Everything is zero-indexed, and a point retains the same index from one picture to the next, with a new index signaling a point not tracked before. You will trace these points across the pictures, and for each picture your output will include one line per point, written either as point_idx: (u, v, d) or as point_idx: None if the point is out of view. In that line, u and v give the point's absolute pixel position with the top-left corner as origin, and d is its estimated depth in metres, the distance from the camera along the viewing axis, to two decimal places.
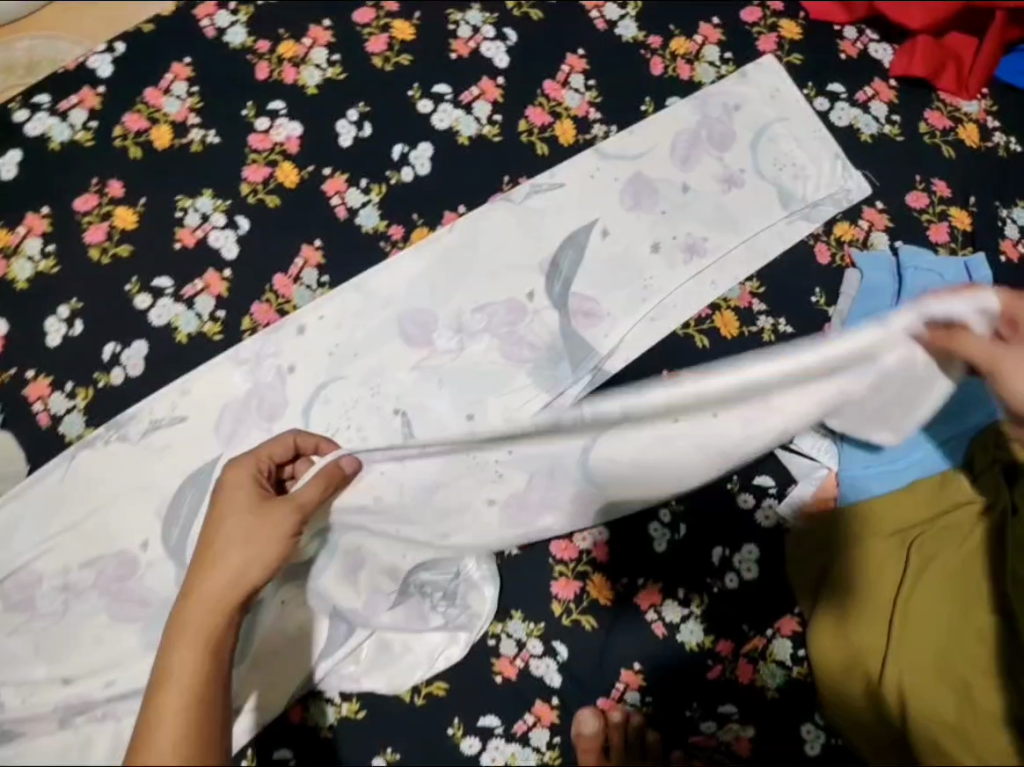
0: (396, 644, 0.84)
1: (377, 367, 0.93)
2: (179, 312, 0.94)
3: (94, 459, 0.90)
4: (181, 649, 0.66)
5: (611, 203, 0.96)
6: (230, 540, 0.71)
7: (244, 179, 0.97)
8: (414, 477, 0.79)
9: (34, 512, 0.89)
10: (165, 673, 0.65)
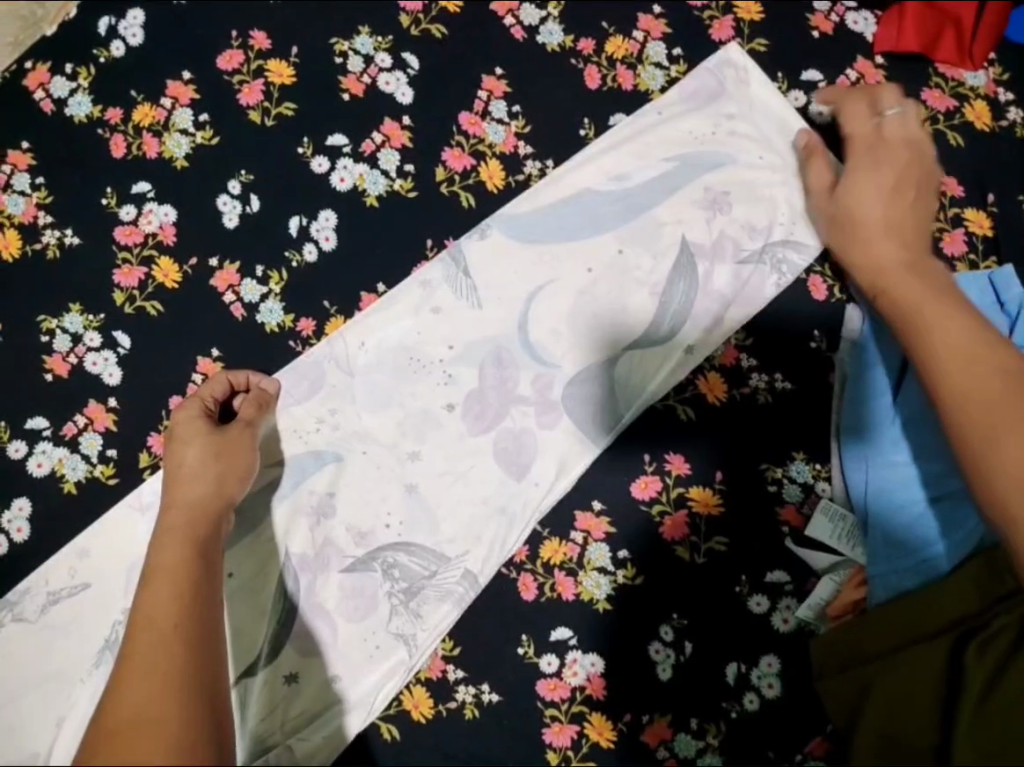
0: (334, 683, 0.73)
1: (304, 484, 0.76)
2: (63, 456, 0.78)
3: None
4: (133, 684, 0.54)
5: (560, 243, 0.79)
6: (192, 472, 0.70)
7: (116, 285, 0.80)
8: (361, 522, 0.76)
9: None
10: (125, 715, 0.52)
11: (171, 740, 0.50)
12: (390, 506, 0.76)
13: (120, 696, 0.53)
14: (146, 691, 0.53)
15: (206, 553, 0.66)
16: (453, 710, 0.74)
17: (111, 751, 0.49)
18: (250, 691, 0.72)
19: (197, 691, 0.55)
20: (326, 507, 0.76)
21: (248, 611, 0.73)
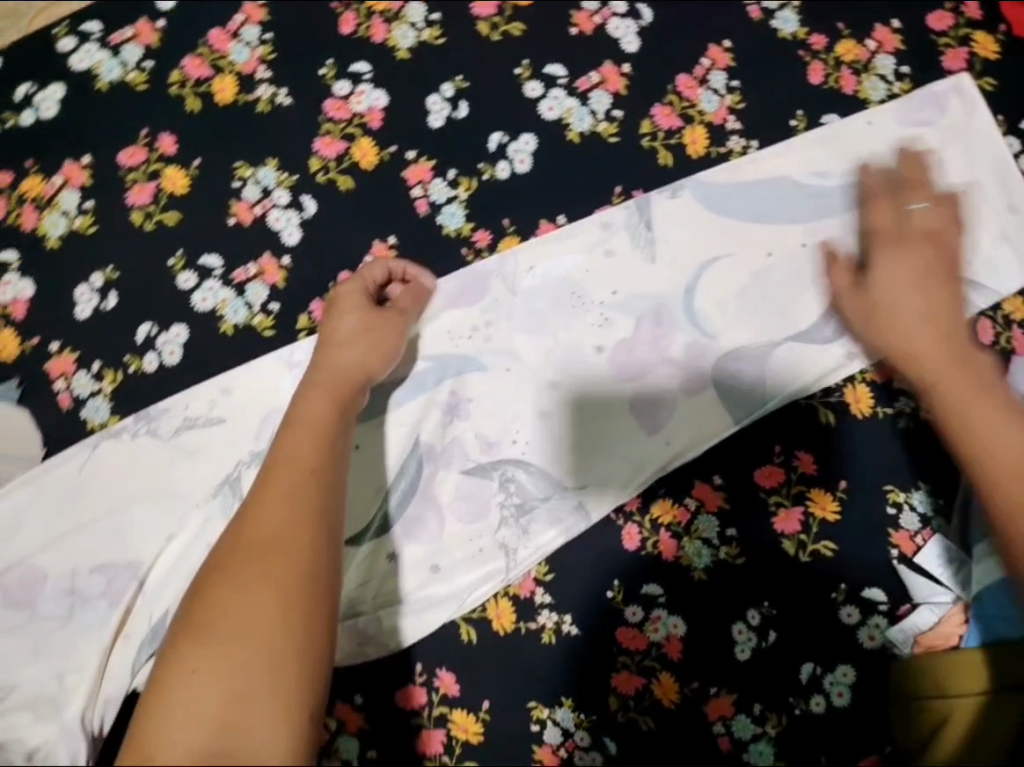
0: (427, 572, 0.76)
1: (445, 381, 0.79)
2: (227, 298, 0.81)
3: (116, 455, 0.78)
4: (262, 525, 0.56)
5: (745, 223, 0.81)
6: (344, 342, 0.73)
7: (315, 152, 0.83)
8: (489, 430, 0.78)
9: (45, 501, 0.77)
10: (259, 543, 0.55)
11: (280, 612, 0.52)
12: (520, 424, 0.78)
13: (254, 530, 0.56)
14: (275, 553, 0.54)
15: (341, 418, 0.67)
16: (532, 631, 0.76)
17: (230, 588, 0.53)
18: (353, 555, 0.75)
19: (319, 566, 0.55)
20: (460, 408, 0.79)
21: (368, 485, 0.77)
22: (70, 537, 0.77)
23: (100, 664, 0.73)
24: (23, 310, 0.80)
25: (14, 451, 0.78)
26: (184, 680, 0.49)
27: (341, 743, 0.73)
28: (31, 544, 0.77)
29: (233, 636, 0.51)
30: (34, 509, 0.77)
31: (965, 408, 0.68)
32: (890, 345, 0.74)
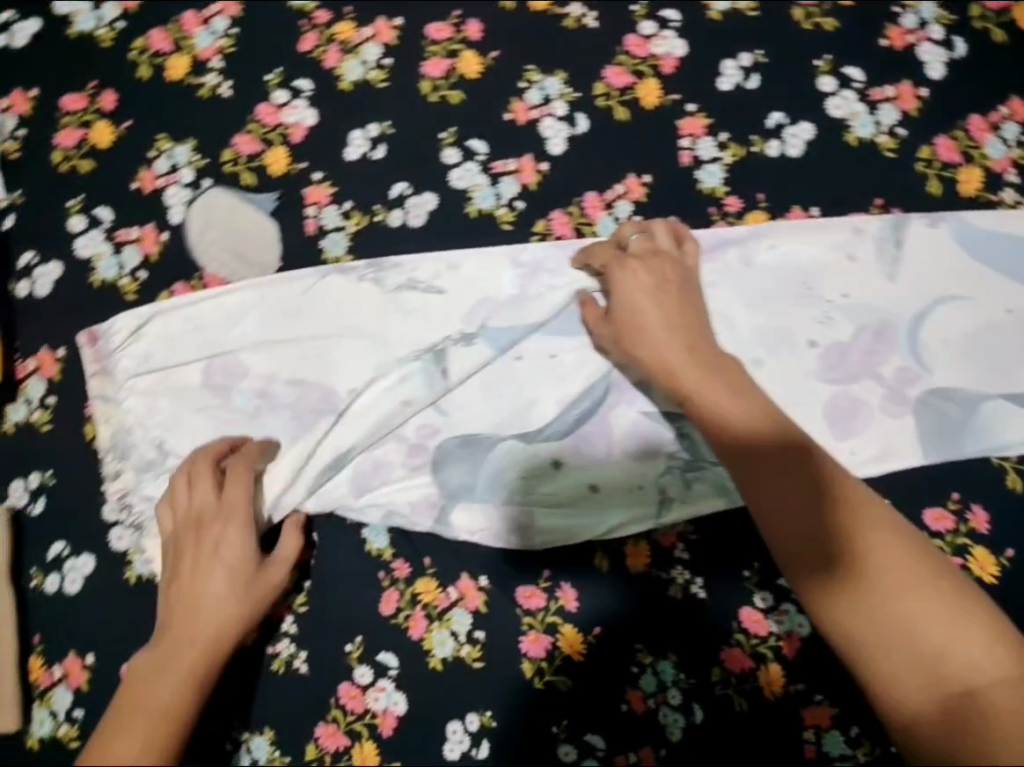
0: (581, 490, 0.80)
1: None
2: (480, 184, 0.84)
3: (338, 288, 0.83)
4: (115, 745, 0.64)
5: (994, 273, 0.80)
6: (207, 605, 0.73)
7: (603, 78, 0.84)
8: None
9: (268, 305, 0.83)
10: (138, 690, 0.68)
11: (166, 696, 0.68)
12: None
13: (123, 737, 0.64)
14: (133, 735, 0.65)
15: (246, 525, 0.76)
16: (661, 581, 0.79)
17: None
18: (520, 451, 0.81)
19: (188, 644, 0.71)
20: None
21: (553, 394, 0.82)
22: (277, 343, 0.82)
23: (274, 467, 0.80)
24: (301, 136, 0.85)
25: (254, 257, 0.84)
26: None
27: (455, 615, 0.80)
28: (244, 340, 0.83)
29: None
30: (257, 309, 0.83)
31: (865, 568, 0.59)
32: (744, 477, 0.65)
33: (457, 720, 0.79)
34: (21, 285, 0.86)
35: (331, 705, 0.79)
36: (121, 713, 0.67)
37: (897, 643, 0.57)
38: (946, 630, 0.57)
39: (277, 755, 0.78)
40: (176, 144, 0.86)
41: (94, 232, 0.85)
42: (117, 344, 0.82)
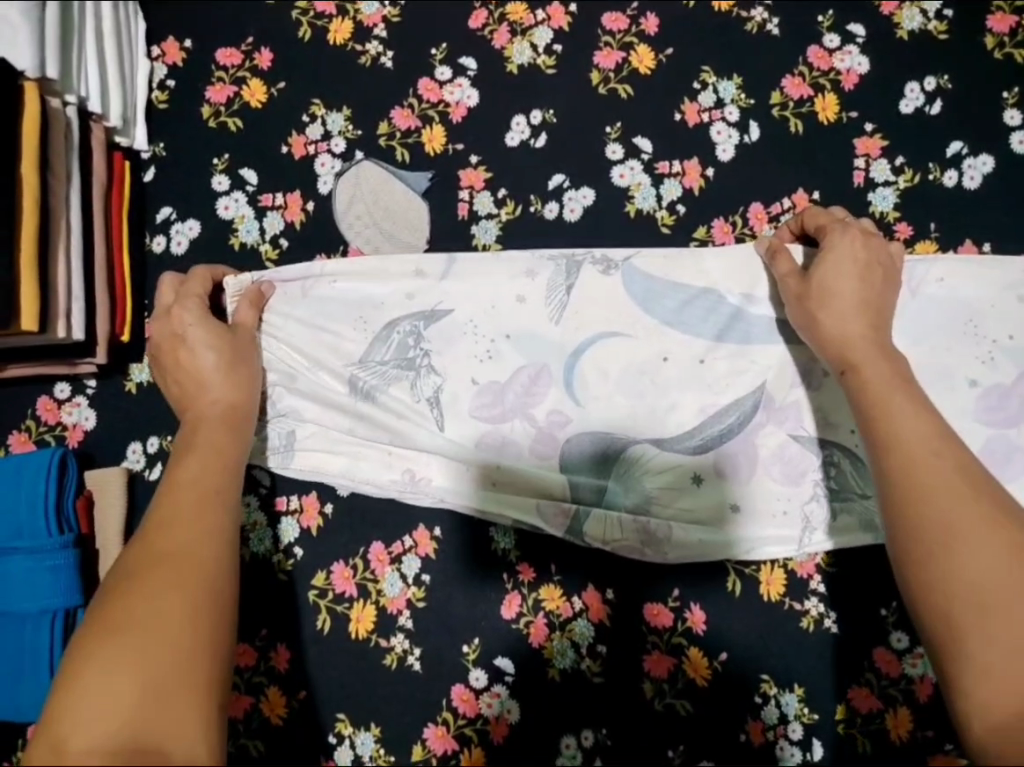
0: (724, 512, 0.76)
1: None
2: (642, 182, 0.81)
3: (475, 262, 0.79)
4: (172, 533, 0.57)
5: None
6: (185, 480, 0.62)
7: (780, 87, 0.82)
8: (828, 407, 0.77)
9: (408, 274, 0.79)
10: (164, 550, 0.56)
11: (225, 518, 0.60)
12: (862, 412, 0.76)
13: (165, 537, 0.56)
14: (172, 535, 0.57)
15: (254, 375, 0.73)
16: (795, 611, 0.75)
17: (150, 577, 0.53)
18: (655, 458, 0.76)
19: (215, 468, 0.64)
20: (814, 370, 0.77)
21: (695, 402, 0.77)
22: (413, 318, 0.79)
23: (407, 416, 0.77)
24: (461, 115, 0.83)
25: (398, 234, 0.81)
26: (97, 677, 0.47)
27: (578, 625, 0.75)
28: (379, 305, 0.79)
29: (148, 645, 0.49)
30: (394, 273, 0.79)
31: (956, 531, 0.53)
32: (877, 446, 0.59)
33: (571, 735, 0.74)
34: (157, 241, 0.82)
35: (442, 707, 0.75)
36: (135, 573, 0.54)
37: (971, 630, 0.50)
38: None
39: (382, 753, 0.74)
40: (331, 111, 0.83)
41: (237, 194, 0.83)
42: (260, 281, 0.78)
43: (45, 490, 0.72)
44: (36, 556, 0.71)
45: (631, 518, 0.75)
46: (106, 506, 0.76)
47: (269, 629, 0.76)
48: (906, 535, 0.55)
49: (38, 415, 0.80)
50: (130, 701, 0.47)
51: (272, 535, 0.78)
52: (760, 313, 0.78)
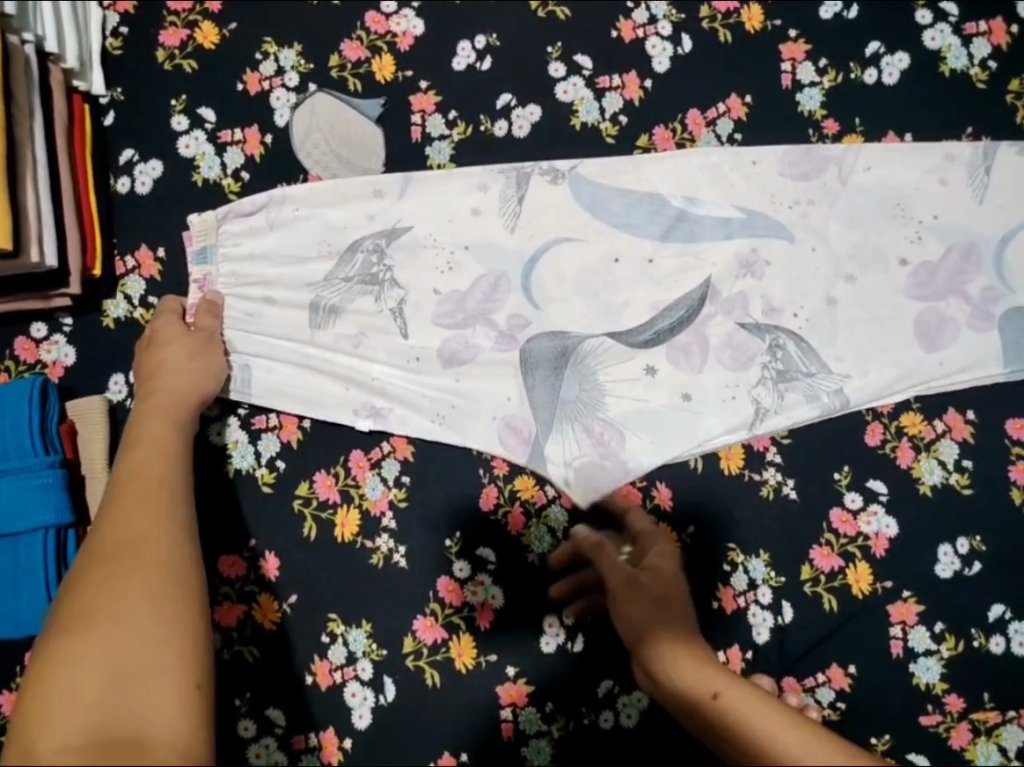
0: (678, 398, 0.81)
1: (745, 220, 0.83)
2: (585, 97, 0.86)
3: (429, 179, 0.84)
4: (128, 522, 0.61)
5: None
6: (135, 474, 0.66)
7: (708, 1, 0.87)
8: (770, 292, 0.82)
9: (369, 198, 0.83)
10: (120, 544, 0.58)
11: (168, 505, 0.63)
12: (802, 295, 0.82)
13: (110, 530, 0.60)
14: (128, 526, 0.60)
15: (201, 392, 0.76)
16: (754, 482, 0.80)
17: (112, 569, 0.57)
18: (609, 352, 0.82)
19: (157, 457, 0.68)
20: (754, 259, 0.83)
21: (647, 298, 0.83)
22: (375, 236, 0.83)
23: (373, 328, 0.82)
24: (409, 44, 0.86)
25: (356, 160, 0.85)
26: (64, 677, 0.50)
27: (553, 512, 0.79)
28: (344, 228, 0.83)
29: (110, 646, 0.52)
30: (356, 197, 0.83)
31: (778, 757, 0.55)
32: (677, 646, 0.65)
33: (553, 614, 0.78)
34: (121, 182, 0.85)
35: (429, 598, 0.78)
36: (94, 573, 0.57)
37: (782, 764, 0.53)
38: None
39: (374, 647, 0.77)
40: (283, 48, 0.86)
41: (197, 132, 0.85)
42: (224, 218, 0.82)
43: (28, 415, 0.75)
44: (23, 477, 0.73)
45: (588, 417, 0.81)
46: (89, 434, 0.79)
47: (257, 540, 0.79)
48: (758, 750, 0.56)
49: (16, 355, 0.82)
50: (97, 697, 0.49)
51: (255, 451, 0.81)
52: (701, 212, 0.84)
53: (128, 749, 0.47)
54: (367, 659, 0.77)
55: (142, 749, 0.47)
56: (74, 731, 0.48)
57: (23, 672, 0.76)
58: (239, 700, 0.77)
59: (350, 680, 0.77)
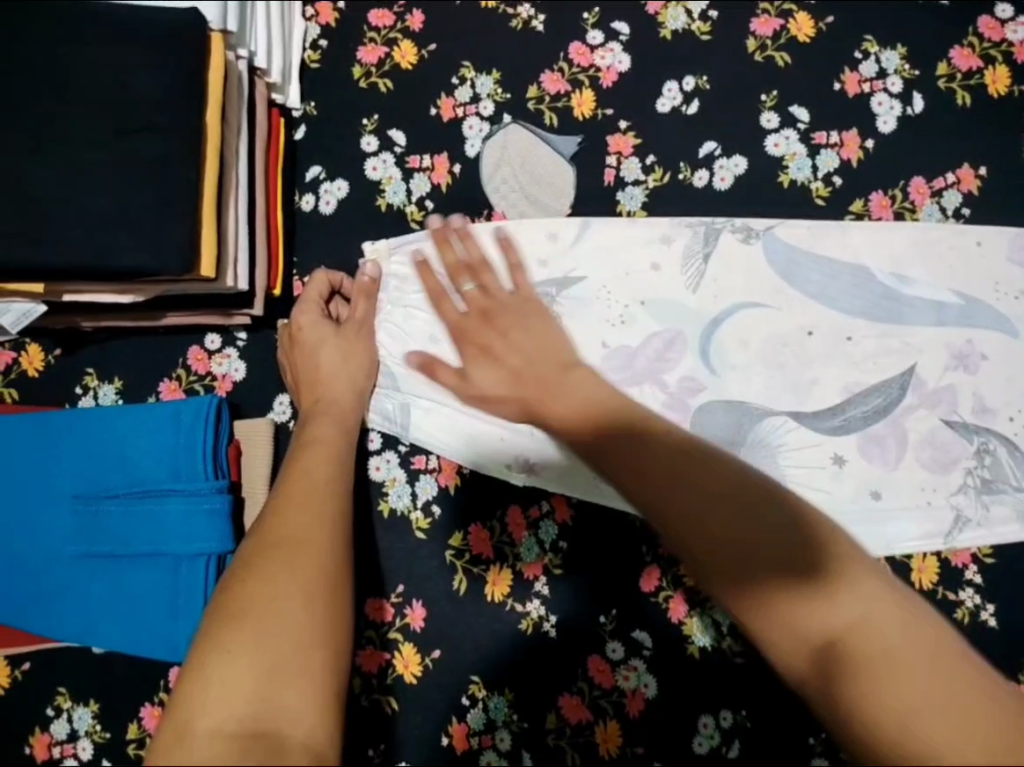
0: (872, 492, 0.73)
1: (963, 307, 0.75)
2: (797, 153, 0.80)
3: (615, 228, 0.79)
4: (291, 521, 0.60)
5: None
6: (301, 476, 0.65)
7: (948, 58, 0.80)
8: (985, 390, 0.74)
9: (551, 242, 0.79)
10: (285, 541, 0.58)
11: (331, 511, 0.63)
12: (1022, 398, 0.74)
13: (280, 526, 0.60)
14: (294, 523, 0.60)
15: (359, 390, 0.76)
16: (948, 602, 0.73)
17: (270, 565, 0.56)
18: (793, 433, 0.75)
19: (324, 460, 0.67)
20: (969, 353, 0.75)
21: (839, 378, 0.75)
22: (547, 284, 0.78)
23: None
24: (612, 80, 0.82)
25: (542, 200, 0.81)
26: (221, 662, 0.48)
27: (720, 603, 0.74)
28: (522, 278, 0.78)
29: (267, 635, 0.50)
30: (538, 240, 0.79)
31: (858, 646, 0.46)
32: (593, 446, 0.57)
33: (709, 715, 0.73)
34: (305, 198, 0.83)
35: (578, 678, 0.74)
36: (258, 561, 0.56)
37: (877, 662, 0.45)
38: (855, 611, 0.47)
39: (514, 719, 0.74)
40: (480, 75, 0.83)
41: (385, 155, 0.83)
42: (395, 247, 0.79)
43: (203, 438, 0.74)
44: (189, 503, 0.73)
45: None
46: (253, 456, 0.78)
47: (404, 587, 0.77)
48: (848, 621, 0.46)
49: (188, 363, 0.82)
50: (248, 681, 0.47)
51: (411, 492, 0.79)
52: (914, 293, 0.76)
53: (269, 743, 0.44)
54: (506, 730, 0.74)
55: (282, 747, 0.44)
56: (228, 716, 0.45)
57: (165, 687, 0.76)
58: (372, 751, 0.75)
59: (488, 748, 0.74)
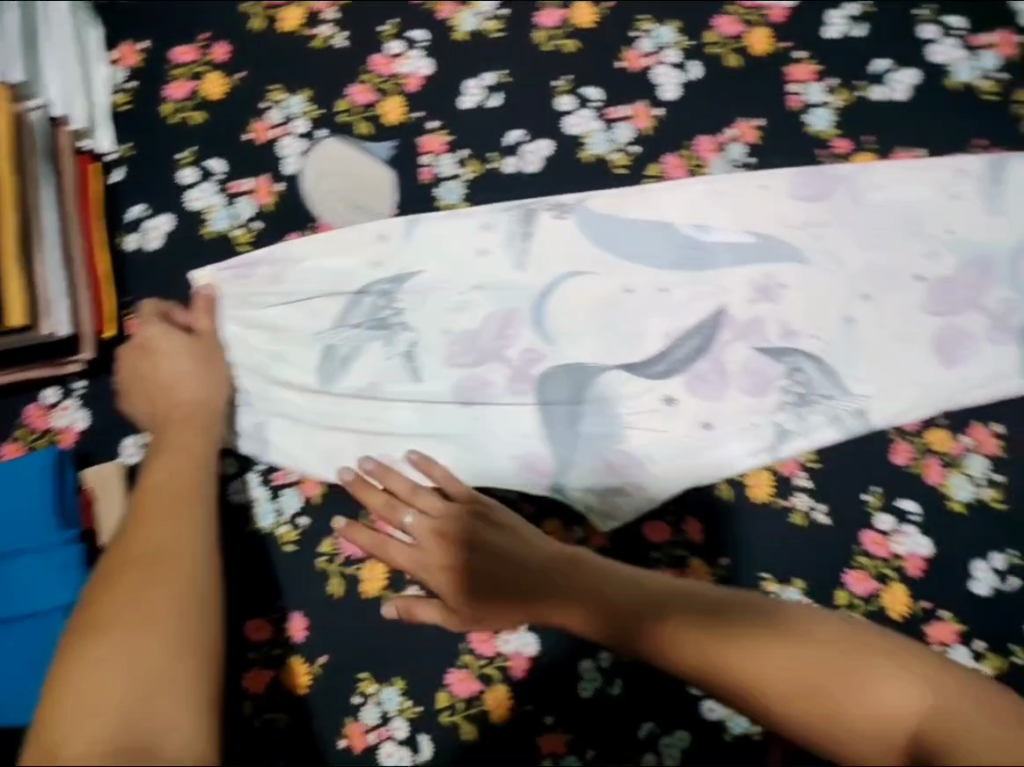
0: (702, 425, 0.80)
1: (757, 245, 0.83)
2: (594, 129, 0.86)
3: (436, 221, 0.83)
4: (152, 531, 0.61)
5: None
6: (157, 486, 0.66)
7: (714, 27, 0.89)
8: (787, 317, 0.82)
9: (379, 243, 0.83)
10: (146, 552, 0.59)
11: (193, 513, 0.64)
12: (820, 319, 0.82)
13: (141, 538, 0.61)
14: (155, 534, 0.61)
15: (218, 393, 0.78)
16: (783, 509, 0.78)
17: (132, 579, 0.57)
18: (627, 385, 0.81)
19: (183, 467, 0.69)
20: (768, 287, 0.82)
21: (659, 327, 0.82)
22: (384, 282, 0.83)
23: (388, 376, 0.81)
24: (417, 85, 0.87)
25: (366, 204, 0.85)
26: (86, 686, 0.50)
27: None
28: (354, 282, 0.82)
29: (131, 653, 0.52)
30: (366, 245, 0.83)
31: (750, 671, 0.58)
32: (483, 555, 0.73)
33: (588, 659, 0.77)
34: (131, 238, 0.84)
35: (463, 650, 0.78)
36: (121, 576, 0.58)
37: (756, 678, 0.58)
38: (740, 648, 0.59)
39: (408, 704, 0.77)
40: (290, 96, 0.87)
41: (206, 184, 0.85)
42: (226, 272, 0.82)
43: (47, 492, 0.75)
44: (42, 556, 0.73)
45: (611, 449, 0.79)
46: (109, 496, 0.77)
47: (286, 599, 0.79)
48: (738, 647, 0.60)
49: (29, 422, 0.82)
50: (116, 700, 0.50)
51: (278, 506, 0.81)
52: (712, 240, 0.83)
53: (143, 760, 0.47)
54: (402, 717, 0.76)
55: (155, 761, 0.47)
56: (97, 736, 0.48)
57: None
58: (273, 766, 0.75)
59: (386, 740, 0.76)
